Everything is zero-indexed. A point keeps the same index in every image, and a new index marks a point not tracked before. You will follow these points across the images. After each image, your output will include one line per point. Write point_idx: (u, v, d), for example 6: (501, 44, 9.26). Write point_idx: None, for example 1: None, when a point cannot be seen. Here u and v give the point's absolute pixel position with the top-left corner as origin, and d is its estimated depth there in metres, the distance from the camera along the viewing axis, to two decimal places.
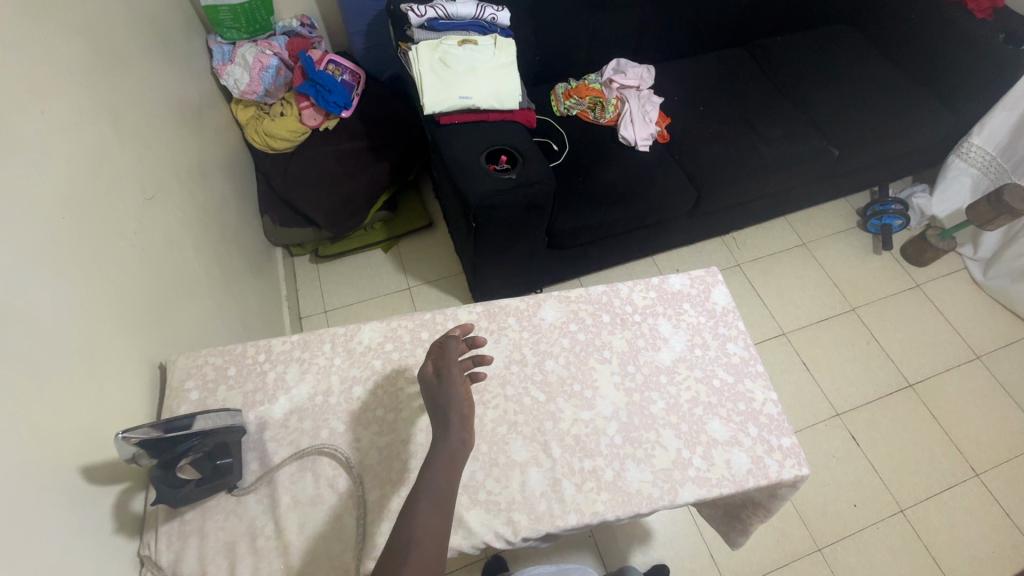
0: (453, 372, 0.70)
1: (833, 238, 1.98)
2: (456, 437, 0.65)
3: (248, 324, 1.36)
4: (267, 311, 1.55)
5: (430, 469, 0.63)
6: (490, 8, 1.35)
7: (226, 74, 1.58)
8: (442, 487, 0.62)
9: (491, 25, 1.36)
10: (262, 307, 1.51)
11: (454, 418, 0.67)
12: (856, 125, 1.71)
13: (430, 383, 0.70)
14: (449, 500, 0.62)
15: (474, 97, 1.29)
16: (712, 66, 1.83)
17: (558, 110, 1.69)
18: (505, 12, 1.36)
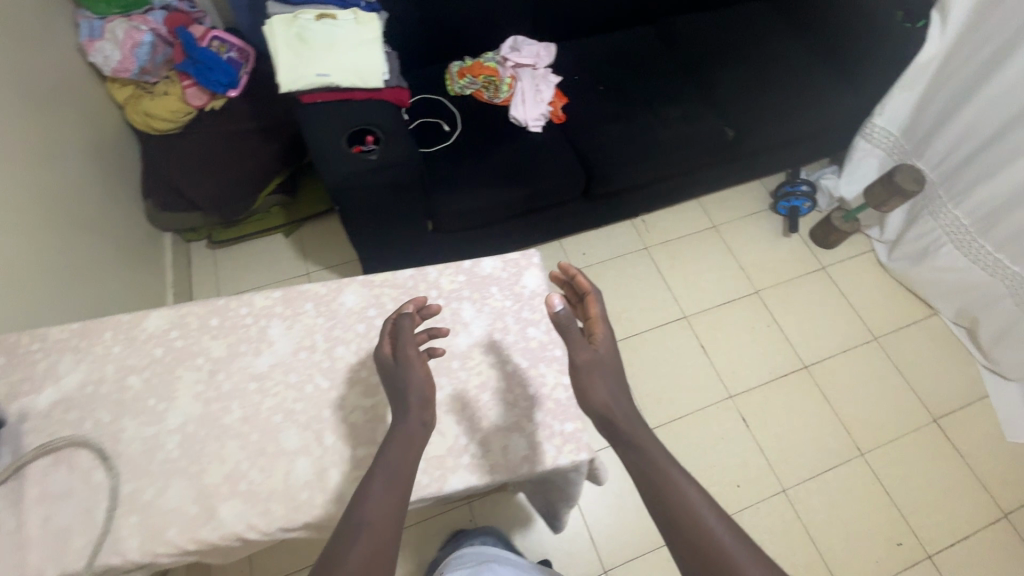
0: (411, 354, 0.70)
1: (745, 220, 1.97)
2: (415, 419, 0.67)
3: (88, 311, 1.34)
4: (135, 298, 1.52)
5: (386, 453, 0.64)
6: None
7: (95, 50, 1.51)
8: (396, 467, 0.63)
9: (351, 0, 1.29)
10: (123, 292, 1.48)
11: (415, 398, 0.68)
12: (756, 105, 1.68)
13: (389, 367, 0.70)
14: (404, 480, 0.63)
15: (332, 75, 1.24)
16: (615, 44, 1.79)
17: (453, 89, 1.65)
18: None
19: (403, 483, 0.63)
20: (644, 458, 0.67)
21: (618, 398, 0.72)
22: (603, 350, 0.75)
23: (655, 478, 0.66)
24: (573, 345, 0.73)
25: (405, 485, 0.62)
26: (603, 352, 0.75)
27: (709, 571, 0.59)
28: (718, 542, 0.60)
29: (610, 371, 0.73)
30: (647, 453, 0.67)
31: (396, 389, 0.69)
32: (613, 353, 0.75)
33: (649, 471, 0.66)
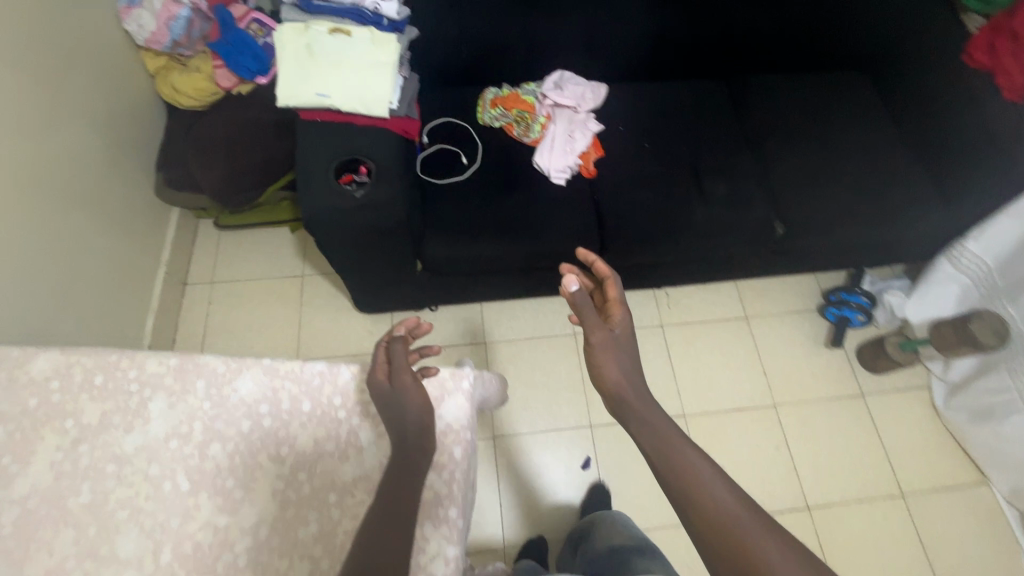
0: (407, 381, 0.72)
1: (783, 317, 1.73)
2: (415, 447, 0.68)
3: (63, 298, 1.32)
4: (119, 282, 1.50)
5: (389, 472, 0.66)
6: None
7: (130, 18, 1.47)
8: (398, 486, 0.65)
9: (371, 17, 1.17)
10: (106, 276, 1.45)
11: (414, 424, 0.69)
12: (820, 201, 1.45)
13: (386, 392, 0.72)
14: (405, 506, 0.64)
15: (332, 97, 1.14)
16: (676, 96, 1.58)
17: (483, 118, 1.52)
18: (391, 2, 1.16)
19: (407, 503, 0.64)
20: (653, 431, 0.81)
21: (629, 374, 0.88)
22: (618, 330, 0.91)
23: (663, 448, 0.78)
24: (590, 323, 0.90)
25: (406, 504, 0.64)
26: (618, 331, 0.91)
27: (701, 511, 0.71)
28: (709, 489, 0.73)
29: (622, 348, 0.89)
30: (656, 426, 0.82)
31: (394, 414, 0.70)
32: (626, 332, 0.91)
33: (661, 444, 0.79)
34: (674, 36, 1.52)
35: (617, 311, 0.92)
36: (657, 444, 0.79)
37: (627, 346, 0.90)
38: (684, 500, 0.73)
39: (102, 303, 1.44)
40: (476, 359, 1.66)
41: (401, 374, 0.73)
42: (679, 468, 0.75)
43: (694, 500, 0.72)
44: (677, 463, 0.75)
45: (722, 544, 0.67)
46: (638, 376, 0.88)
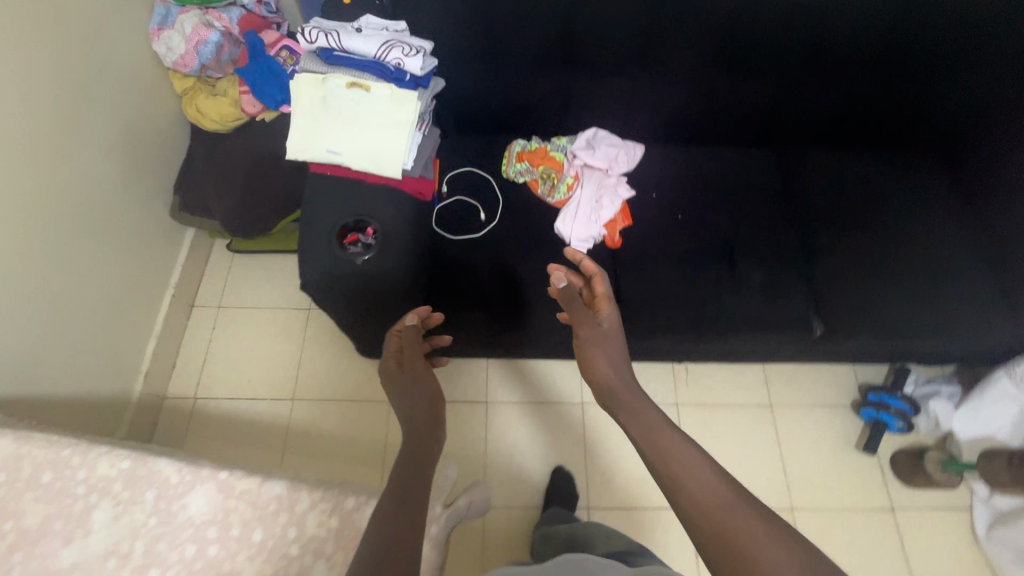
0: (415, 363, 1.00)
1: (811, 410, 1.60)
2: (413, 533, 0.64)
3: (63, 324, 1.26)
4: (125, 307, 1.44)
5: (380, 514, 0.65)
6: (396, 51, 1.06)
7: (161, 40, 1.45)
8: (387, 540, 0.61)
9: (392, 72, 1.08)
10: (111, 301, 1.40)
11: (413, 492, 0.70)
12: (868, 300, 1.30)
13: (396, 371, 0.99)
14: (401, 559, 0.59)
15: (344, 155, 1.08)
16: (717, 164, 1.46)
17: (506, 172, 1.43)
18: (415, 59, 1.07)
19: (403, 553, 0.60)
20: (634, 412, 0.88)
21: (616, 366, 0.97)
22: (607, 323, 1.05)
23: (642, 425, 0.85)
24: (579, 319, 1.06)
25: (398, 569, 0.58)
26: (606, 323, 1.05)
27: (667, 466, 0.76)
28: (680, 453, 0.77)
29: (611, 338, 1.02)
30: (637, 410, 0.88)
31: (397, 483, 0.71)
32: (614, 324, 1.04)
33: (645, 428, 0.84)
34: (722, 103, 1.41)
35: (604, 303, 1.08)
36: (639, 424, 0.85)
37: (612, 337, 1.02)
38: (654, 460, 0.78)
39: (104, 329, 1.38)
40: (477, 418, 1.58)
41: (415, 354, 1.01)
42: (653, 439, 0.81)
43: (681, 482, 0.73)
44: (652, 435, 0.82)
45: (707, 525, 0.67)
46: (626, 368, 0.98)
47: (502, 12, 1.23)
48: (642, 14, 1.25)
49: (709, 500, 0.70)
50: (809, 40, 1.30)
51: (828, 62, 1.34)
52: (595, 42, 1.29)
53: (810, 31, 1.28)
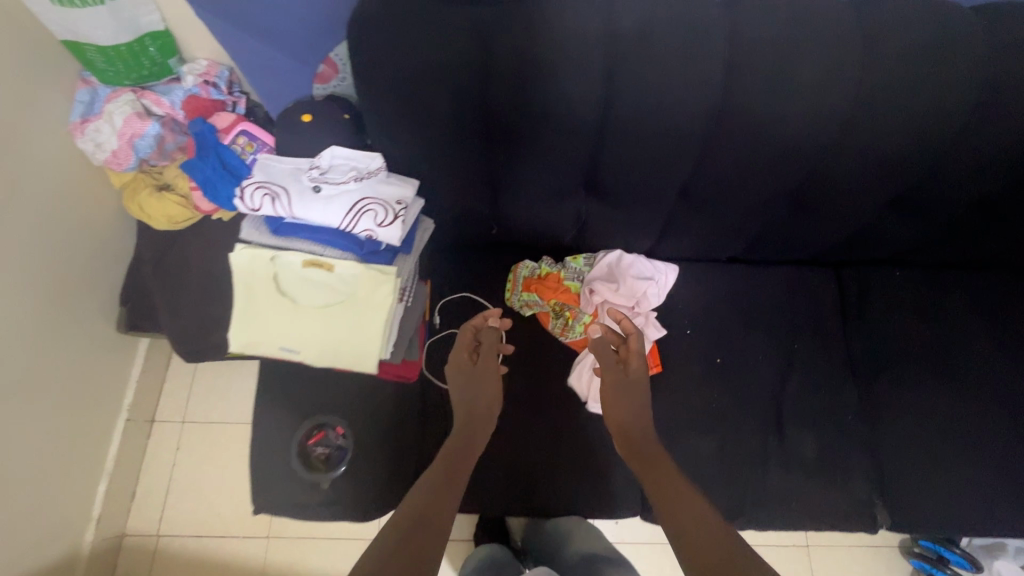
0: (485, 366, 0.90)
1: (849, 552, 1.42)
2: None
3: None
4: (69, 456, 1.23)
5: None
6: (367, 222, 0.81)
7: (86, 133, 1.18)
8: None
9: (363, 246, 0.83)
10: (56, 452, 1.19)
11: None
12: (948, 481, 1.08)
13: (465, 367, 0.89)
14: None
15: (302, 353, 0.84)
16: (763, 292, 1.21)
17: (510, 302, 1.20)
18: (393, 231, 0.81)
19: None
20: (646, 464, 0.94)
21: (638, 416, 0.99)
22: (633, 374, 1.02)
23: (655, 473, 0.92)
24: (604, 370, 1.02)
25: None
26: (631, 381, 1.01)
27: (682, 522, 0.82)
28: (692, 504, 0.84)
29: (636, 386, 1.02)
30: (650, 450, 0.96)
31: None
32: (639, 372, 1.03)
33: (658, 476, 0.91)
34: (778, 230, 1.15)
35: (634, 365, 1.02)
36: (654, 475, 0.91)
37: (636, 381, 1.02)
38: (670, 517, 0.84)
39: (45, 494, 1.17)
40: None
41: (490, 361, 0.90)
42: (665, 491, 0.88)
43: (695, 535, 0.79)
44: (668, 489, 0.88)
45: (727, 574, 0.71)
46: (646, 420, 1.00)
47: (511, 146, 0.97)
48: (693, 145, 0.97)
49: (724, 555, 0.75)
50: (906, 179, 1.04)
51: (923, 202, 1.08)
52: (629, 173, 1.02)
53: (903, 170, 1.02)
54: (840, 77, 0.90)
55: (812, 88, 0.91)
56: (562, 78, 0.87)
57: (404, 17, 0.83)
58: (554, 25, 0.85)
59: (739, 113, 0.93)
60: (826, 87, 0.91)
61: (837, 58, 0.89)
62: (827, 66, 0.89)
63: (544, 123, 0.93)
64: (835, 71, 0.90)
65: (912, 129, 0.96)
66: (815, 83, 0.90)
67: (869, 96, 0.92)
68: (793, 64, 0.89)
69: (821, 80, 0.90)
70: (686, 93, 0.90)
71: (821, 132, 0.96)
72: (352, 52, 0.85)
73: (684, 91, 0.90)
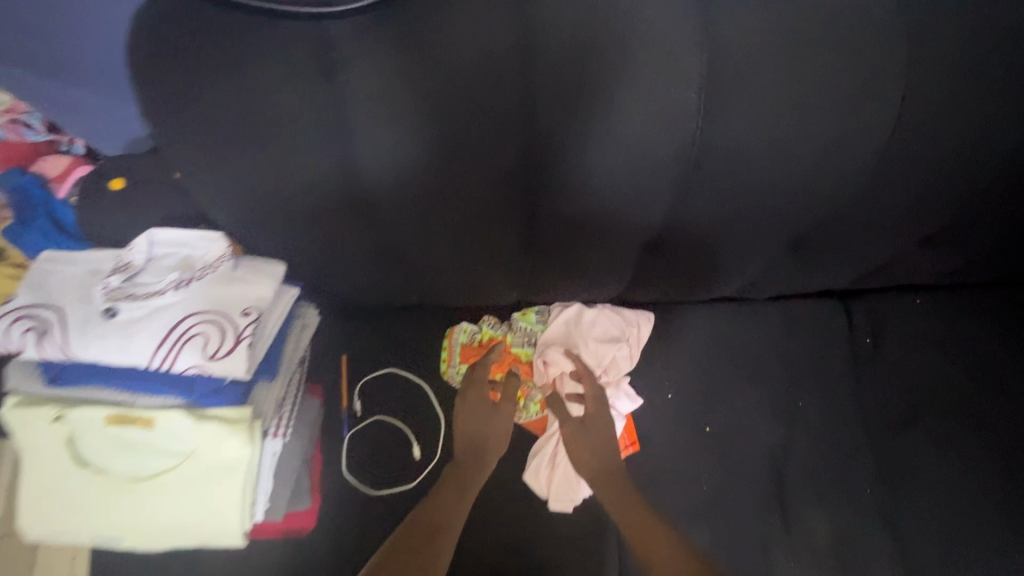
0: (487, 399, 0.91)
1: None
2: None
3: None
4: None
5: None
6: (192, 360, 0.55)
7: None
8: None
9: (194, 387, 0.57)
10: None
11: None
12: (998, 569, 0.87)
13: (469, 401, 0.90)
14: None
15: (128, 539, 0.59)
16: (759, 339, 0.99)
17: (447, 377, 0.95)
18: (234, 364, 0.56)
19: None
20: (615, 502, 0.84)
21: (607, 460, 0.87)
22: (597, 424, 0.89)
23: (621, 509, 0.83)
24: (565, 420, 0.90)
25: None
26: (592, 424, 0.89)
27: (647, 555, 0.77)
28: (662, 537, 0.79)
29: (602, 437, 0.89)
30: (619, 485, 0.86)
31: None
32: (604, 420, 0.90)
33: (627, 511, 0.83)
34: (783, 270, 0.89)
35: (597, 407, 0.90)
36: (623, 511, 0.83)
37: (601, 427, 0.89)
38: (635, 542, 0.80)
39: None
40: None
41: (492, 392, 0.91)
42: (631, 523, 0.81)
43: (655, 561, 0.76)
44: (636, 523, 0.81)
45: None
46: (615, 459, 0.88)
47: (406, 216, 0.67)
48: (662, 190, 0.70)
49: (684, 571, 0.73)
50: (940, 207, 0.79)
51: (957, 232, 0.85)
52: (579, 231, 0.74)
53: (939, 197, 0.77)
54: (854, 86, 0.65)
55: (817, 104, 0.65)
56: (463, 116, 0.60)
57: (213, 45, 0.55)
58: (441, 41, 0.57)
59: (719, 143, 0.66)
60: (835, 101, 0.65)
61: (847, 61, 0.63)
62: (835, 72, 0.64)
63: (446, 179, 0.64)
64: (847, 78, 0.64)
65: (947, 146, 0.72)
66: (820, 96, 0.65)
67: (893, 109, 0.67)
68: (791, 73, 0.63)
69: (829, 91, 0.64)
70: (645, 124, 0.63)
71: (835, 159, 0.70)
72: (146, 100, 0.57)
73: (640, 121, 0.63)
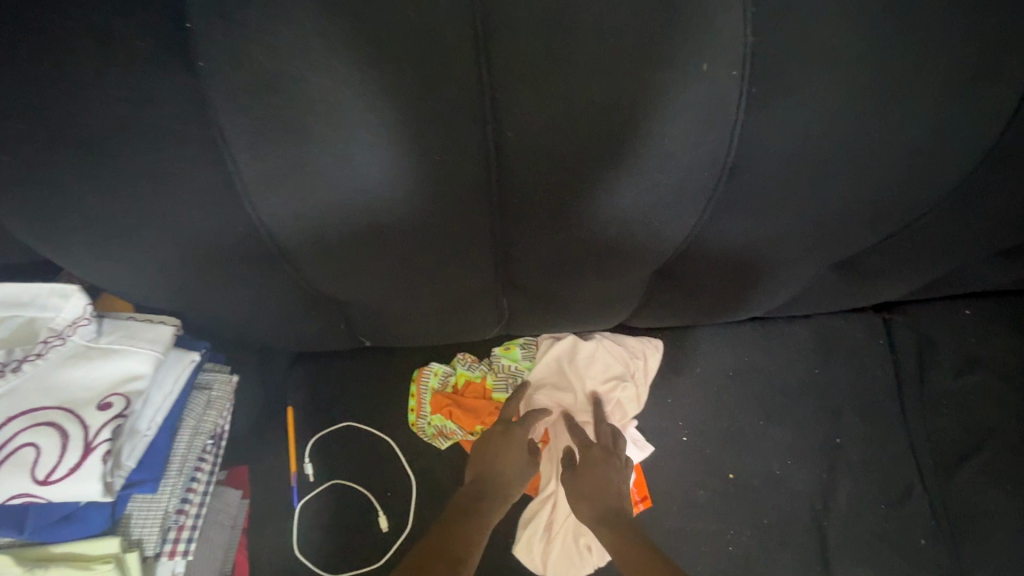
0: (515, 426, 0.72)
1: None
2: None
3: None
4: None
5: None
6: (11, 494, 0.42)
7: None
8: None
9: (37, 519, 0.45)
10: None
11: None
12: None
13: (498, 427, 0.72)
14: None
15: None
16: (782, 368, 0.87)
17: (417, 431, 0.78)
18: (72, 494, 0.43)
19: None
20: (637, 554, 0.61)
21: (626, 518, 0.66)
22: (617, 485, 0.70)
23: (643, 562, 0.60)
24: (587, 467, 0.71)
25: None
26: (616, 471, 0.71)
27: None
28: None
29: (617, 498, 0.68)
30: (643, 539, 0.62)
31: None
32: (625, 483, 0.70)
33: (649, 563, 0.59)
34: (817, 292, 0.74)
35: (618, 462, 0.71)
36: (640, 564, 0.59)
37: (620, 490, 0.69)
38: None
39: None
40: None
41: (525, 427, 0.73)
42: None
43: None
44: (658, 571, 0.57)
45: None
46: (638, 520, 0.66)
47: (344, 256, 0.51)
48: (680, 212, 0.52)
49: None
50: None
51: None
52: (574, 262, 0.58)
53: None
54: (965, 58, 0.45)
55: (910, 88, 0.45)
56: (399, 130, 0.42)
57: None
58: (348, 7, 0.37)
59: (761, 150, 0.48)
60: (936, 82, 0.45)
61: (959, 20, 0.43)
62: (942, 40, 0.43)
63: (391, 212, 0.48)
64: (956, 48, 0.44)
65: None
66: (917, 77, 0.45)
67: (1006, 93, 0.48)
68: (880, 41, 0.43)
69: (929, 69, 0.44)
70: (661, 128, 0.44)
71: (918, 164, 0.51)
72: None
73: (652, 123, 0.44)
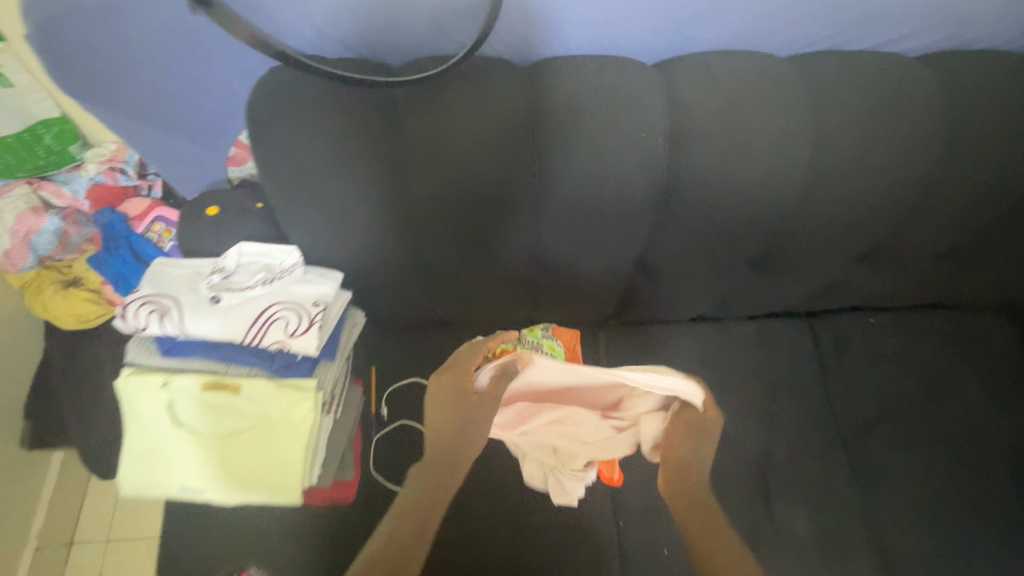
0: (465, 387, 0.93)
1: None
2: None
3: None
4: None
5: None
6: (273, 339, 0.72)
7: None
8: None
9: (274, 360, 0.73)
10: None
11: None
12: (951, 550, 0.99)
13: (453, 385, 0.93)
14: None
15: (208, 491, 0.72)
16: (737, 356, 1.15)
17: None
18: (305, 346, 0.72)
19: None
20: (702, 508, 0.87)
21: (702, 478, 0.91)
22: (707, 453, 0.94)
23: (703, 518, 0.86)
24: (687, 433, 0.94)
25: None
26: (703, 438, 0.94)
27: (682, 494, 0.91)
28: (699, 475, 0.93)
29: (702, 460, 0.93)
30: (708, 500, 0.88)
31: None
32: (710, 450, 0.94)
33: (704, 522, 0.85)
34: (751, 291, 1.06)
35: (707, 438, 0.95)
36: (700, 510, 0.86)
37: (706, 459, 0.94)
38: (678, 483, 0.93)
39: None
40: None
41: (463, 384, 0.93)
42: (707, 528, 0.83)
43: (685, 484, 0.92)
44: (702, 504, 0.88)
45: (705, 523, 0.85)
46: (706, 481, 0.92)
47: (441, 234, 0.84)
48: (644, 215, 0.86)
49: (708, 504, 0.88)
50: (876, 235, 0.96)
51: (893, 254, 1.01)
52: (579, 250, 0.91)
53: (877, 223, 0.93)
54: (794, 133, 0.81)
55: (767, 147, 0.81)
56: (491, 162, 0.77)
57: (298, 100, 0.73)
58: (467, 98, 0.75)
59: (690, 183, 0.83)
60: (781, 145, 0.81)
61: (787, 116, 0.80)
62: (778, 123, 0.80)
63: (472, 210, 0.82)
64: (788, 128, 0.80)
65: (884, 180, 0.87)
66: (769, 142, 0.81)
67: (828, 151, 0.83)
68: (741, 123, 0.80)
69: (775, 138, 0.81)
70: (626, 162, 0.80)
71: (784, 192, 0.85)
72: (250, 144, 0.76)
73: (621, 160, 0.79)
